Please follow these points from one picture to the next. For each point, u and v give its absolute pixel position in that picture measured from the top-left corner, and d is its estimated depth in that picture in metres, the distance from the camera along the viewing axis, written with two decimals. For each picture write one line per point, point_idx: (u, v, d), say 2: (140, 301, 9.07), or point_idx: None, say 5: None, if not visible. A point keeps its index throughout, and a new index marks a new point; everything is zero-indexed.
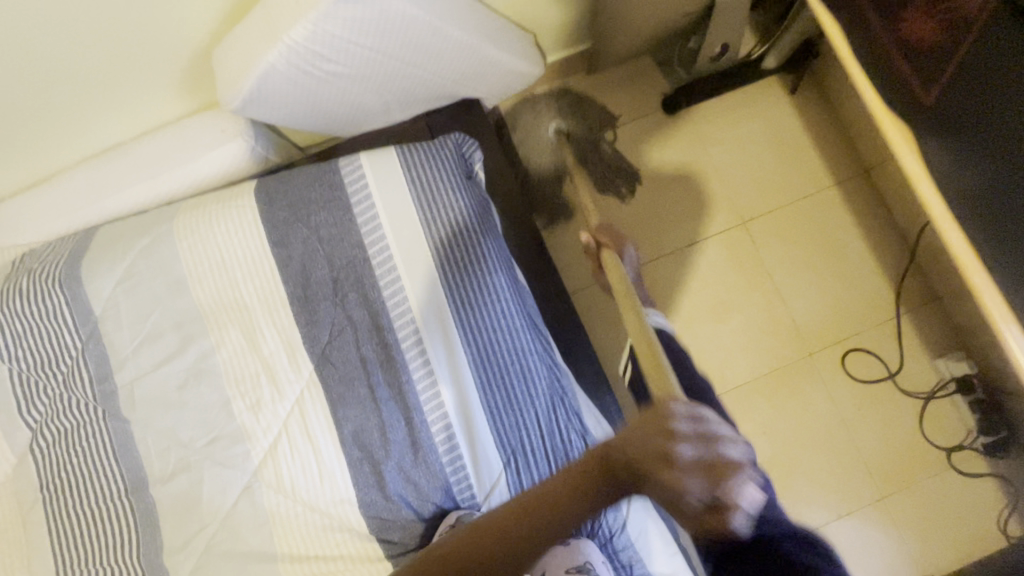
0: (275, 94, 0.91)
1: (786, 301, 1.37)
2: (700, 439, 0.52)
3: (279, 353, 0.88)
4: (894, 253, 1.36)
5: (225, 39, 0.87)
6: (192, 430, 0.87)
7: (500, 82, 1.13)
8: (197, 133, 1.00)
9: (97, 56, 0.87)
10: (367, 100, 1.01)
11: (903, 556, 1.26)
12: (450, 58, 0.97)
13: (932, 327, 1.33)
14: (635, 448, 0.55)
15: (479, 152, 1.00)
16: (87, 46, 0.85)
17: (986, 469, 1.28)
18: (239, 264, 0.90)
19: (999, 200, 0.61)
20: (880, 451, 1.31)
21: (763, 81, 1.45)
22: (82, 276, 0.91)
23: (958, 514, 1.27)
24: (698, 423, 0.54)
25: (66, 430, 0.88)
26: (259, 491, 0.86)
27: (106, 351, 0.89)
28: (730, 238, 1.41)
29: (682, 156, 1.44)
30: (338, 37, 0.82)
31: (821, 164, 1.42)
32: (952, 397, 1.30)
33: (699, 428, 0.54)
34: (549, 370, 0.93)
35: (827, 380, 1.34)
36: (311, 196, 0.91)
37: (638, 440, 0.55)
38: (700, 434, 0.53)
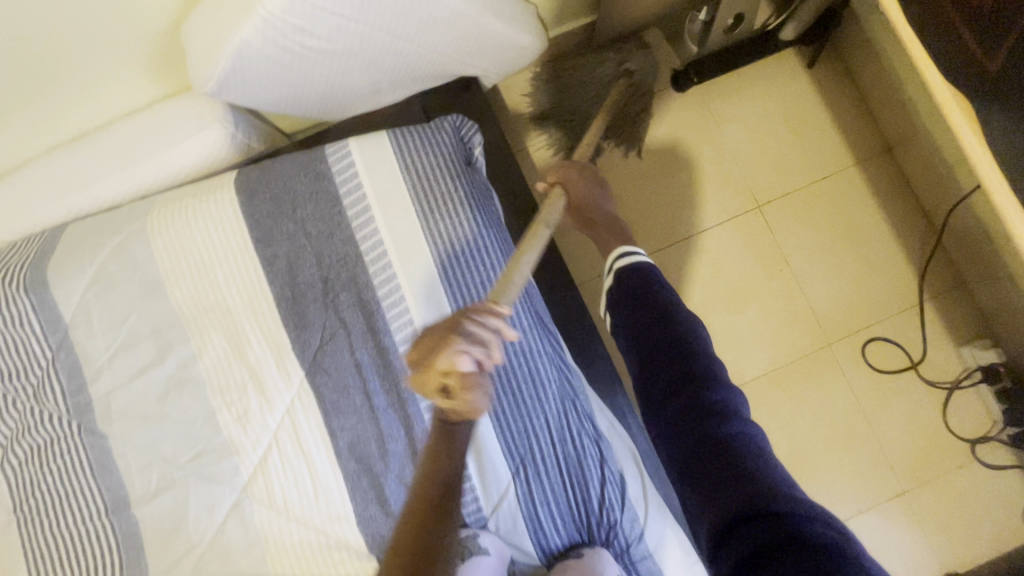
0: (252, 75, 0.82)
1: (804, 289, 1.30)
2: (483, 344, 0.52)
3: (267, 360, 0.81)
4: (917, 237, 1.29)
5: (195, 13, 0.78)
6: (175, 444, 0.81)
7: (502, 57, 1.04)
8: (170, 119, 0.91)
9: (50, 34, 0.78)
10: (355, 79, 0.93)
11: (925, 552, 1.22)
12: (446, 31, 0.88)
13: (957, 314, 1.27)
14: (422, 352, 0.52)
15: (478, 134, 0.92)
16: (39, 23, 0.76)
17: (1013, 461, 1.22)
18: (219, 263, 0.82)
19: None
20: (903, 444, 1.25)
21: (778, 54, 1.36)
22: (49, 279, 0.83)
23: (982, 508, 1.22)
24: (493, 333, 0.54)
25: (38, 447, 0.81)
26: (249, 508, 0.79)
27: (79, 361, 0.82)
28: (745, 222, 1.33)
29: (694, 136, 1.35)
30: (319, 8, 0.73)
31: (840, 142, 1.34)
32: (977, 386, 1.24)
33: (492, 338, 0.53)
34: (560, 372, 0.85)
35: (846, 371, 1.28)
36: (297, 187, 0.83)
37: (424, 340, 0.53)
38: (482, 340, 0.52)
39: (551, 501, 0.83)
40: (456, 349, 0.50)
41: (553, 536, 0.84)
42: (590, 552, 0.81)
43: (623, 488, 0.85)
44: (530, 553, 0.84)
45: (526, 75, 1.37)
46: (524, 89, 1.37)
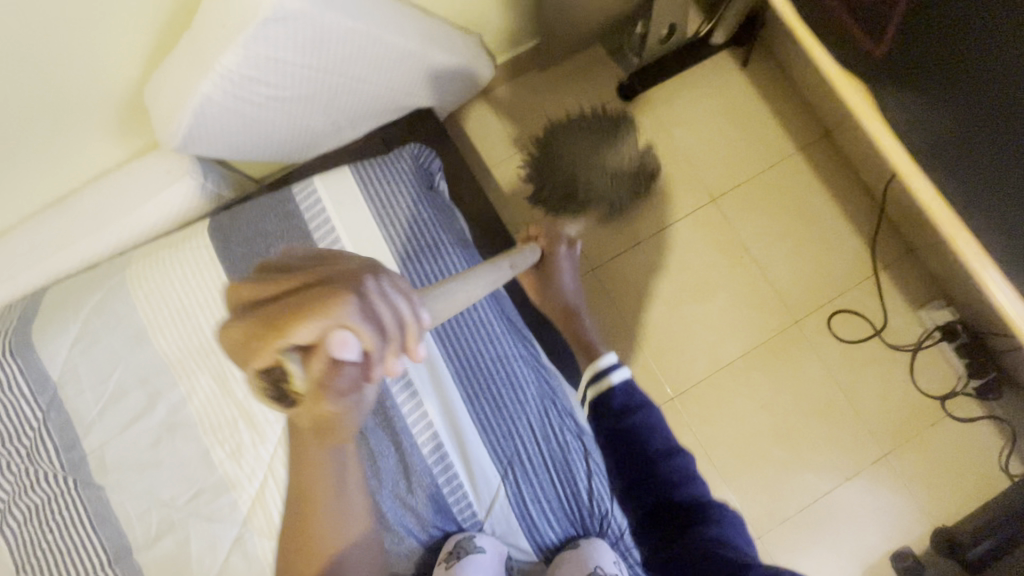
0: (216, 127, 0.87)
1: (765, 272, 1.37)
2: (368, 321, 0.47)
3: (254, 394, 0.84)
4: (864, 211, 1.37)
5: (156, 75, 0.83)
6: (172, 487, 0.83)
7: (450, 87, 1.12)
8: (142, 177, 0.96)
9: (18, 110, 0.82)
10: (316, 122, 0.98)
11: (913, 510, 1.26)
12: (396, 68, 0.94)
13: (910, 279, 1.34)
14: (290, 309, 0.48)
15: (437, 160, 0.98)
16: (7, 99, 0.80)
17: (982, 412, 1.28)
18: (200, 307, 0.86)
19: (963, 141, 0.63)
20: (878, 409, 1.31)
21: (714, 57, 1.45)
22: (35, 341, 0.86)
23: (961, 461, 1.27)
24: (395, 319, 0.49)
25: (36, 506, 0.83)
26: (251, 541, 0.81)
27: (70, 417, 0.84)
28: (703, 216, 1.40)
29: (645, 140, 1.43)
30: (273, 59, 0.79)
31: (781, 132, 1.42)
32: (938, 345, 1.31)
33: (389, 322, 0.49)
34: (536, 373, 0.90)
35: (816, 345, 1.34)
36: (268, 228, 0.87)
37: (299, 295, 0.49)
38: (375, 322, 0.48)
39: (542, 498, 0.86)
40: (337, 327, 0.46)
41: (548, 533, 0.86)
42: (585, 542, 0.85)
43: (609, 478, 0.89)
44: (529, 552, 0.86)
45: (482, 100, 1.44)
46: (481, 113, 1.44)
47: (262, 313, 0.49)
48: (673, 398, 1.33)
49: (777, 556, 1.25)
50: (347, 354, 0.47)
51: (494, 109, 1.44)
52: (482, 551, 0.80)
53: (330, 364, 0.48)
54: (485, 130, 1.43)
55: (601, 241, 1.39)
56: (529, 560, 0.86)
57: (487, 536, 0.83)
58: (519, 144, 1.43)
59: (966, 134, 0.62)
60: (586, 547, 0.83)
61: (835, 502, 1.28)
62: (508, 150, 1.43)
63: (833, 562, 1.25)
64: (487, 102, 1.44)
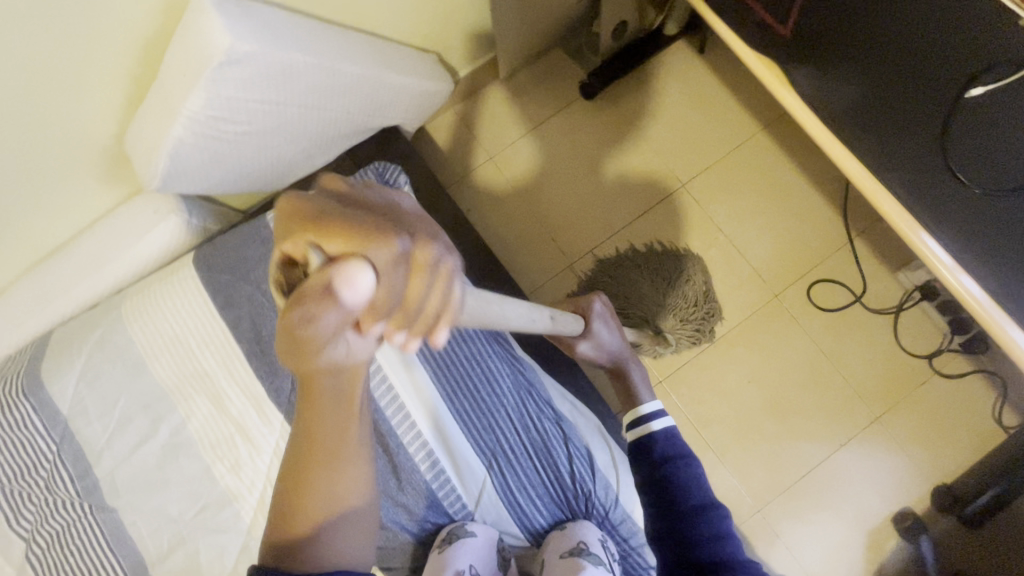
0: (192, 166, 0.93)
1: (741, 250, 1.40)
2: (402, 276, 0.35)
3: (248, 410, 0.90)
4: (833, 181, 1.40)
5: (133, 125, 0.90)
6: (179, 504, 0.88)
7: (412, 106, 1.18)
8: (132, 219, 1.03)
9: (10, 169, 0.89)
10: (286, 152, 1.04)
11: (910, 470, 1.27)
12: (354, 94, 1.00)
13: (885, 243, 1.36)
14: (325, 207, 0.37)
15: (402, 175, 1.04)
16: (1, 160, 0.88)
17: (972, 367, 1.29)
18: (191, 334, 0.92)
19: (878, 110, 0.79)
20: (866, 373, 1.32)
21: (671, 47, 1.49)
22: (45, 380, 0.93)
23: (955, 418, 1.28)
24: (436, 294, 0.37)
25: (57, 533, 0.89)
26: (256, 548, 0.86)
27: (82, 447, 0.90)
28: (675, 202, 1.43)
29: (612, 134, 1.47)
30: (234, 99, 0.85)
31: (744, 112, 1.46)
32: (920, 305, 1.32)
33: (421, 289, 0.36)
34: (511, 366, 0.94)
35: (798, 317, 1.36)
36: (248, 254, 0.93)
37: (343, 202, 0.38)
38: (396, 280, 0.35)
39: (527, 485, 0.90)
40: (358, 261, 0.34)
41: (537, 518, 0.90)
42: (572, 524, 0.89)
43: (590, 459, 0.92)
44: (520, 536, 0.90)
45: (450, 113, 1.50)
46: (451, 126, 1.49)
47: (302, 200, 0.38)
48: (662, 382, 1.35)
49: (779, 528, 1.27)
50: (348, 296, 0.34)
51: (463, 121, 1.49)
52: (473, 535, 0.85)
53: (316, 301, 0.35)
54: (457, 141, 1.49)
55: (577, 236, 1.43)
56: (521, 543, 0.91)
57: (478, 525, 0.87)
58: (490, 152, 1.48)
59: (875, 105, 0.79)
60: (572, 527, 0.88)
61: (831, 469, 1.29)
62: (480, 158, 1.48)
63: (835, 529, 1.26)
64: (456, 115, 1.49)
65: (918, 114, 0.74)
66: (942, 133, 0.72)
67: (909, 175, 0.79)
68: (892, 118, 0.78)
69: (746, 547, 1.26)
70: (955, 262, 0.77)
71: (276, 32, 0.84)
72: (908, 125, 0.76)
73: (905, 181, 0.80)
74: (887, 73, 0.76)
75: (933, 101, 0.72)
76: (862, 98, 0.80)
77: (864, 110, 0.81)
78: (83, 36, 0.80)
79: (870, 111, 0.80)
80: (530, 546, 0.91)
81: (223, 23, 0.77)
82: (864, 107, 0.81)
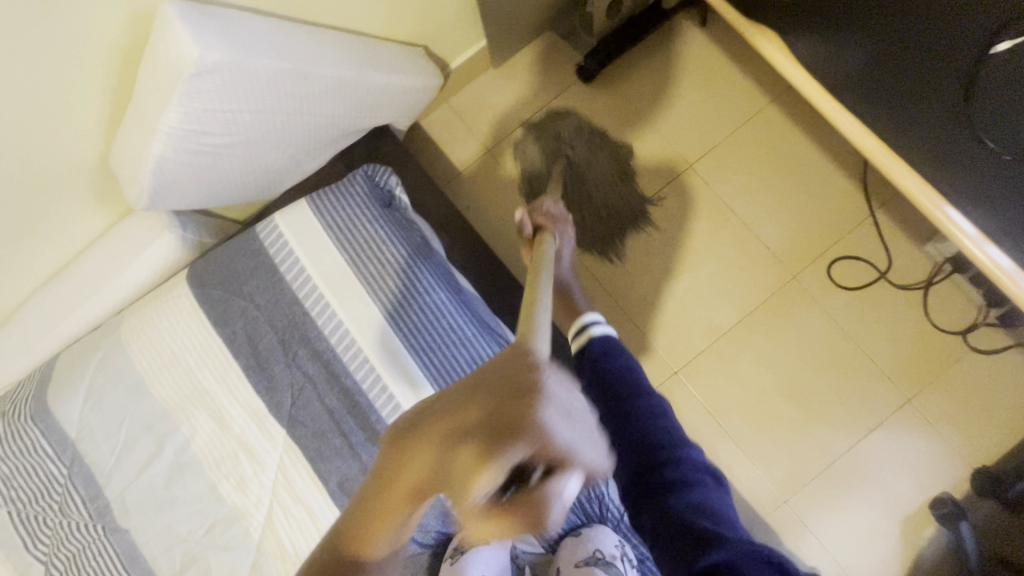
0: (179, 183, 0.92)
1: (754, 230, 1.33)
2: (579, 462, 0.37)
3: (250, 426, 0.89)
4: (850, 150, 1.32)
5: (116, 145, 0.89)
6: (188, 523, 0.88)
7: (401, 104, 1.14)
8: (127, 239, 1.03)
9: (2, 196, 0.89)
10: (274, 160, 1.02)
11: (946, 453, 1.20)
12: (338, 97, 0.98)
13: (910, 213, 1.28)
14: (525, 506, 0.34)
15: (392, 176, 1.00)
16: None
17: (1010, 340, 1.21)
18: (189, 352, 0.91)
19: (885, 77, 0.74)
20: (895, 353, 1.25)
21: (670, 22, 1.42)
22: (51, 404, 0.93)
23: (995, 395, 1.20)
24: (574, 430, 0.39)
25: (73, 555, 0.90)
26: (266, 565, 0.85)
27: (91, 470, 0.91)
28: (681, 184, 1.37)
29: (612, 117, 1.41)
30: (212, 111, 0.83)
31: (750, 84, 1.38)
32: (950, 277, 1.24)
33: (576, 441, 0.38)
34: None
35: (818, 297, 1.29)
36: (239, 267, 0.92)
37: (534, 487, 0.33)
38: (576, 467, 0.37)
39: None
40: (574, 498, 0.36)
41: None
42: (586, 530, 0.86)
43: None
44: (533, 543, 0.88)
45: (444, 107, 1.46)
46: (445, 120, 1.45)
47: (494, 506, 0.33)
48: (677, 372, 1.31)
49: (807, 519, 1.22)
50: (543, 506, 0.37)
51: (458, 114, 1.45)
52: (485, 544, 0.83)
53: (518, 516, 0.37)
54: (452, 136, 1.45)
55: (581, 226, 1.38)
56: (534, 551, 0.88)
57: None
58: (487, 144, 1.44)
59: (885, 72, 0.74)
60: (586, 534, 0.85)
61: (861, 455, 1.23)
62: (477, 152, 1.44)
63: (867, 518, 1.20)
64: (450, 109, 1.46)
65: (937, 80, 0.69)
66: (965, 100, 0.67)
67: (932, 144, 0.73)
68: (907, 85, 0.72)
69: (773, 540, 1.22)
70: (980, 232, 0.74)
71: (247, 38, 0.81)
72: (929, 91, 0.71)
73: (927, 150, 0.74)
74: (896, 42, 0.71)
75: (952, 72, 0.67)
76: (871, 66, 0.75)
77: (880, 74, 0.75)
78: (58, 57, 0.78)
79: (886, 75, 0.74)
80: (543, 552, 0.89)
81: (190, 33, 0.74)
82: (878, 72, 0.74)
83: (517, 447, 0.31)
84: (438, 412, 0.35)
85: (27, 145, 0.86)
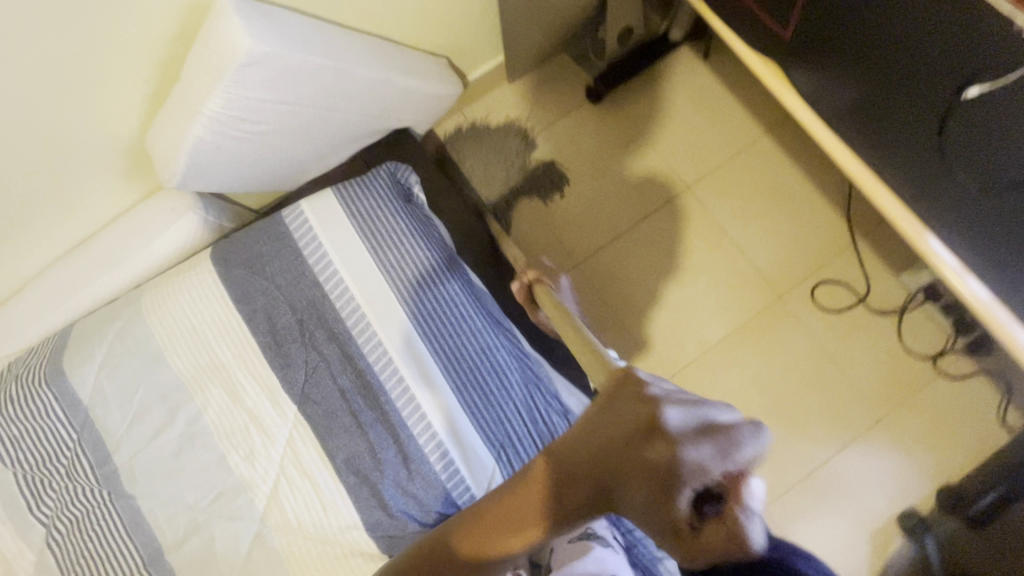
0: (212, 165, 0.97)
1: (744, 250, 1.42)
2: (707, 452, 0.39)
3: (263, 401, 0.92)
4: (835, 183, 1.41)
5: (155, 125, 0.94)
6: (195, 491, 0.91)
7: (423, 109, 1.21)
8: (151, 217, 1.07)
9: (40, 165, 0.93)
10: (301, 151, 1.08)
11: (915, 470, 1.28)
12: (367, 96, 1.04)
13: (888, 244, 1.38)
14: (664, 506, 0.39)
15: (412, 174, 1.06)
16: (30, 156, 0.91)
17: (974, 368, 1.30)
18: (208, 327, 0.95)
19: (874, 115, 0.83)
20: (869, 373, 1.33)
21: (675, 53, 1.52)
22: (67, 370, 0.96)
23: (959, 418, 1.29)
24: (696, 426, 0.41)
25: (76, 519, 0.91)
26: (269, 535, 0.88)
27: (101, 435, 0.93)
28: (678, 203, 1.45)
29: (617, 136, 1.50)
30: (254, 100, 0.89)
31: (747, 115, 1.48)
32: (923, 306, 1.33)
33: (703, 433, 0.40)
34: (519, 361, 0.97)
35: (801, 316, 1.37)
36: (263, 249, 0.96)
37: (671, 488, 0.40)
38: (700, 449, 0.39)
39: None
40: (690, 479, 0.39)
41: None
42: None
43: None
44: None
45: (458, 116, 1.53)
46: (458, 128, 1.53)
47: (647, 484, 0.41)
48: (667, 381, 1.37)
49: (783, 527, 1.27)
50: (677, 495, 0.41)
51: (471, 123, 1.53)
52: None
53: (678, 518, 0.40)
54: (464, 143, 1.52)
55: (583, 237, 1.45)
56: None
57: None
58: (497, 154, 1.51)
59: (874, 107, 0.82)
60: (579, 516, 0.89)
61: (835, 469, 1.30)
62: (487, 160, 1.51)
63: (840, 528, 1.27)
64: (464, 118, 1.53)
65: (920, 117, 0.77)
66: (941, 136, 0.75)
67: (911, 177, 0.83)
68: (892, 121, 0.81)
69: None
70: (960, 264, 0.81)
71: (293, 35, 0.87)
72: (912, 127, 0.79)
73: (905, 180, 0.83)
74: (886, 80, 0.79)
75: (928, 107, 0.75)
76: (862, 101, 0.83)
77: (868, 109, 0.83)
78: (114, 37, 0.84)
79: (874, 109, 0.82)
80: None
81: (244, 26, 0.80)
82: (868, 107, 0.83)
83: (692, 478, 0.38)
84: (588, 445, 0.44)
85: (71, 118, 0.90)
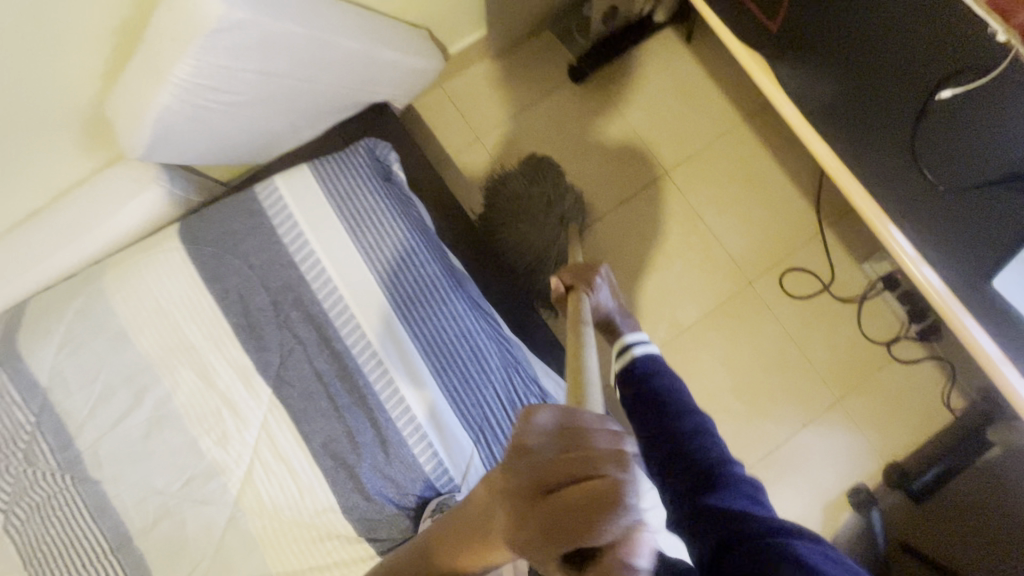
0: (177, 135, 0.91)
1: (718, 237, 1.45)
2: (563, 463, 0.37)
3: (236, 384, 0.90)
4: (807, 173, 1.45)
5: (115, 89, 0.87)
6: (165, 476, 0.89)
7: (402, 83, 1.17)
8: (112, 187, 1.00)
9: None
10: (273, 122, 1.03)
11: (866, 450, 1.36)
12: (346, 68, 0.99)
13: (853, 234, 1.43)
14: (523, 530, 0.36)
15: (392, 152, 1.04)
16: None
17: (924, 354, 1.38)
18: (176, 307, 0.91)
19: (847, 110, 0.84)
20: (829, 358, 1.40)
21: (659, 35, 1.51)
22: (21, 350, 0.91)
23: (908, 400, 1.37)
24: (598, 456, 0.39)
25: (36, 504, 0.88)
26: (243, 519, 0.88)
27: (62, 419, 0.89)
28: (656, 188, 1.47)
29: (598, 118, 1.49)
30: (225, 68, 0.83)
31: (726, 102, 1.49)
32: (881, 295, 1.40)
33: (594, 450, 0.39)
34: (499, 345, 0.97)
35: (769, 303, 1.42)
36: (234, 226, 0.92)
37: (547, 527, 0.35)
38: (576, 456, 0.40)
39: None
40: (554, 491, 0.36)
41: None
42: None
43: None
44: None
45: (438, 91, 1.49)
46: (437, 104, 1.48)
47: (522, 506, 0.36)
48: None
49: None
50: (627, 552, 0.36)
51: (451, 99, 1.49)
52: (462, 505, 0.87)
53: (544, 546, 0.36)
54: (443, 119, 1.48)
55: None
56: None
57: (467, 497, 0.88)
58: (477, 131, 1.48)
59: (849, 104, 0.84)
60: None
61: (794, 448, 1.37)
62: (466, 138, 1.47)
63: (795, 504, 1.34)
64: (443, 93, 1.49)
65: (893, 117, 0.79)
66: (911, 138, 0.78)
67: (881, 173, 0.84)
68: (867, 120, 0.82)
69: None
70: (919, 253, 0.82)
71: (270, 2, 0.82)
72: (885, 127, 0.80)
73: (875, 177, 0.85)
74: (863, 80, 0.80)
75: (903, 108, 0.78)
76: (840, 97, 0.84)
77: (846, 107, 0.84)
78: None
79: (853, 107, 0.83)
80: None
81: None
82: (845, 105, 0.84)
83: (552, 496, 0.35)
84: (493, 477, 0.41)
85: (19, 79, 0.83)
